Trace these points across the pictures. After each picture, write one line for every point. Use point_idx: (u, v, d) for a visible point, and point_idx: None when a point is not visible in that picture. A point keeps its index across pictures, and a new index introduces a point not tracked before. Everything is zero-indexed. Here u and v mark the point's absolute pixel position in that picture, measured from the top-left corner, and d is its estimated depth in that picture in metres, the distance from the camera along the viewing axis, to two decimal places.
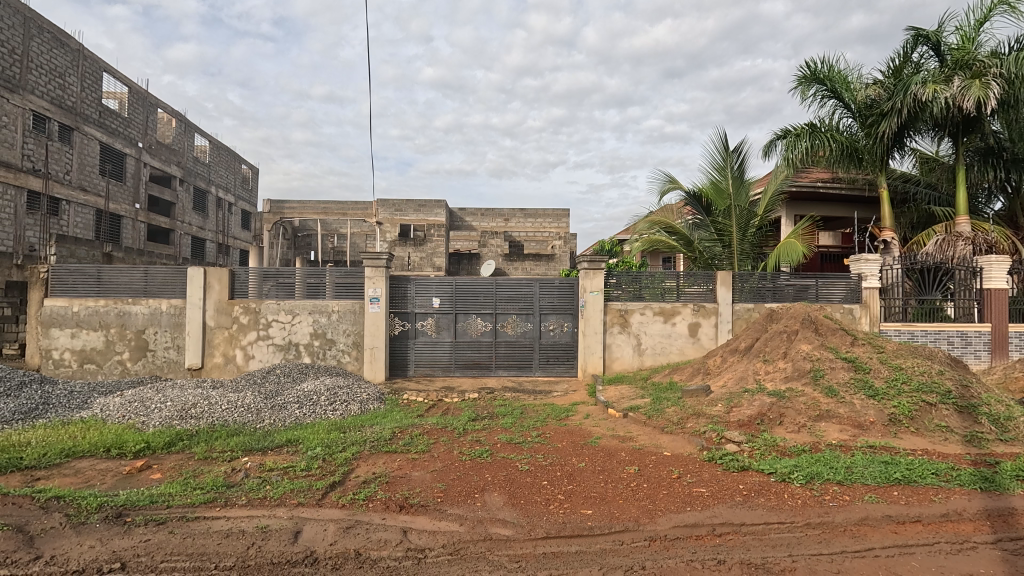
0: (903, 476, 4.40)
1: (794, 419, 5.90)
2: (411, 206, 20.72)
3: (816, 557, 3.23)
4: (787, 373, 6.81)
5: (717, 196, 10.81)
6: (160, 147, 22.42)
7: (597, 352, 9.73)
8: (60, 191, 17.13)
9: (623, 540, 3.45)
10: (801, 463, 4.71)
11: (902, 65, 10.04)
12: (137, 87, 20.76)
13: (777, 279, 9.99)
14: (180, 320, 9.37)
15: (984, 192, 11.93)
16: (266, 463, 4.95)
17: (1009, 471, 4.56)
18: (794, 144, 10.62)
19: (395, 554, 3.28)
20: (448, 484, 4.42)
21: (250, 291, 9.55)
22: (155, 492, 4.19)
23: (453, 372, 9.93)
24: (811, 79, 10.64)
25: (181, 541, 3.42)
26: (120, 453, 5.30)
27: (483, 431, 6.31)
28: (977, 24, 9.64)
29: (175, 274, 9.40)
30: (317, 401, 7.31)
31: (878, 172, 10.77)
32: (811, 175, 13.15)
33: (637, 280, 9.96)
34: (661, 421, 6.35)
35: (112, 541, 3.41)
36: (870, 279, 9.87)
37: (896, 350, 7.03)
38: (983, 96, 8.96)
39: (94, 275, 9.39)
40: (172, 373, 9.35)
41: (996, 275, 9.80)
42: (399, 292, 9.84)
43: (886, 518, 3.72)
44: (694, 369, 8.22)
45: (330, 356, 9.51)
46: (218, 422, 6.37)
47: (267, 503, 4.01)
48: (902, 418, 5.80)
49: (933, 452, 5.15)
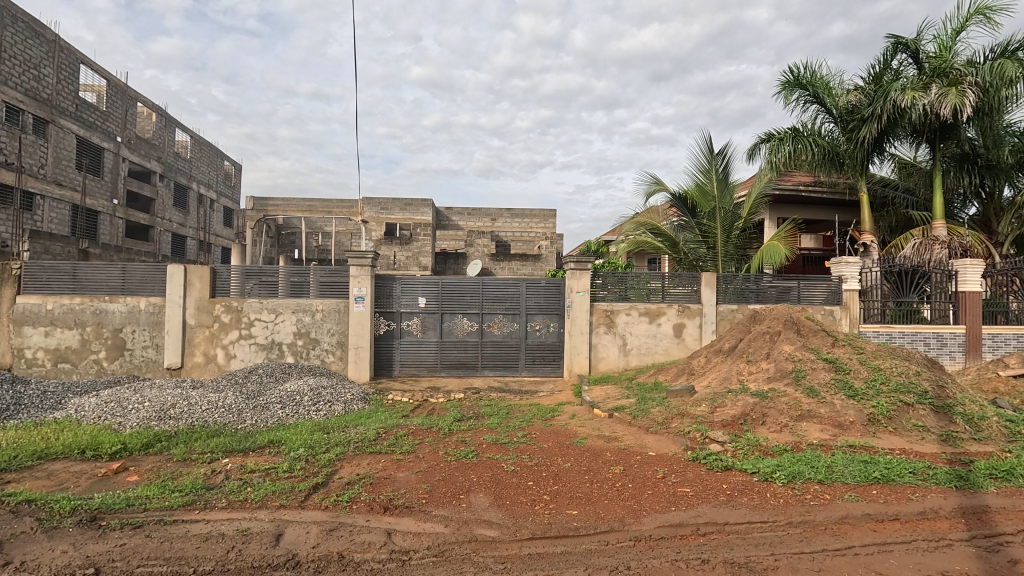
0: (882, 475, 4.48)
1: (776, 419, 5.99)
2: (398, 204, 20.63)
3: (799, 556, 3.26)
4: (770, 374, 6.91)
5: (702, 199, 10.93)
6: (139, 142, 21.96)
7: (583, 351, 9.76)
8: (33, 185, 16.66)
9: (608, 540, 3.46)
10: (783, 463, 4.77)
11: (881, 72, 10.29)
12: (116, 80, 20.22)
13: (760, 281, 10.14)
14: (160, 319, 9.17)
15: (959, 196, 12.22)
16: (248, 465, 4.85)
17: (983, 470, 4.69)
18: (777, 148, 10.80)
19: (379, 556, 3.24)
20: (432, 485, 4.39)
21: (232, 289, 9.38)
22: (133, 494, 4.09)
23: (439, 372, 9.87)
24: (794, 84, 10.83)
25: (157, 545, 3.33)
26: (96, 455, 5.16)
27: (469, 431, 6.28)
28: (954, 33, 9.89)
29: (155, 271, 9.19)
30: (300, 402, 7.19)
31: (858, 176, 10.96)
32: (793, 178, 13.36)
33: (624, 281, 10.00)
34: (647, 421, 6.39)
35: (86, 546, 3.31)
36: (850, 281, 10.09)
37: (874, 351, 7.17)
38: (959, 103, 9.22)
39: (70, 273, 9.15)
40: (151, 373, 9.15)
41: (971, 278, 10.05)
42: (385, 292, 9.76)
43: (865, 517, 3.78)
44: (679, 370, 8.30)
45: (314, 355, 9.39)
46: (198, 423, 6.24)
47: (248, 505, 3.93)
48: (881, 418, 5.91)
49: (911, 451, 5.25)
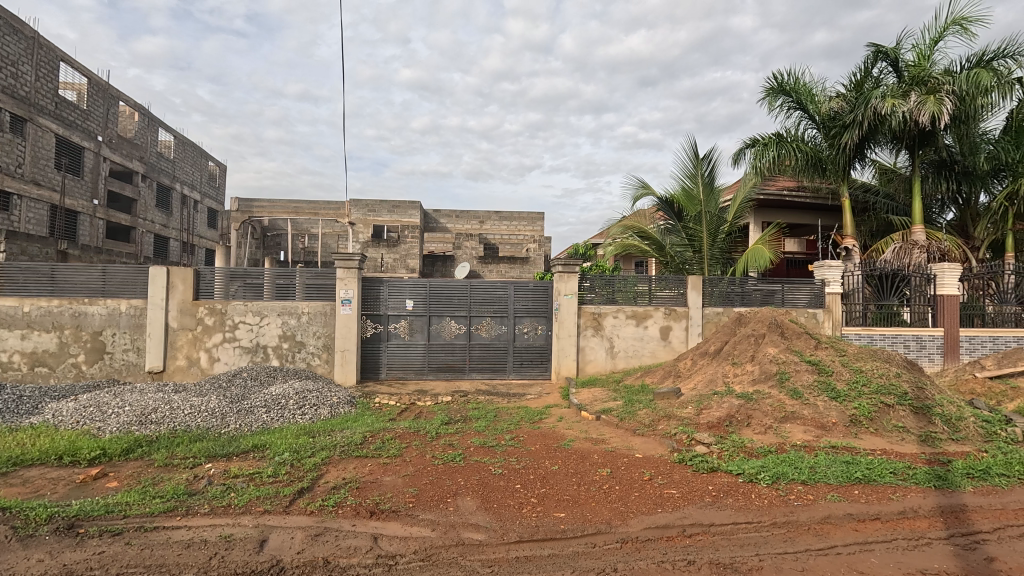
0: (863, 476, 4.55)
1: (761, 420, 6.06)
2: (386, 206, 20.52)
3: (783, 556, 3.30)
4: (754, 376, 6.98)
5: (688, 202, 11.04)
6: (121, 142, 21.56)
7: (571, 354, 9.79)
8: (10, 184, 16.29)
9: (595, 543, 3.47)
10: (767, 464, 4.82)
11: (862, 80, 10.51)
12: (97, 78, 19.85)
13: (745, 284, 10.27)
14: (141, 322, 9.00)
15: (937, 202, 12.50)
16: (231, 470, 4.79)
17: (961, 469, 4.79)
18: (762, 153, 10.95)
19: (365, 561, 3.21)
20: (420, 489, 4.36)
21: (216, 291, 9.25)
22: (112, 501, 4.00)
23: (426, 376, 9.83)
24: (778, 90, 11.00)
25: (138, 552, 3.27)
26: (74, 461, 5.06)
27: (457, 434, 6.26)
28: (932, 42, 10.13)
29: (136, 273, 9.03)
30: (285, 405, 7.11)
31: (840, 181, 11.17)
32: (778, 183, 13.56)
33: (611, 284, 10.06)
34: (633, 423, 6.41)
35: (63, 554, 3.24)
36: (832, 284, 10.26)
37: (856, 353, 7.31)
38: (937, 111, 9.44)
39: (47, 274, 8.93)
40: (132, 376, 8.98)
41: (949, 282, 10.27)
42: (372, 294, 9.69)
43: (848, 517, 3.84)
44: (666, 372, 8.36)
45: (300, 358, 9.30)
46: (180, 428, 6.14)
47: (232, 511, 3.87)
48: (863, 419, 6.01)
49: (891, 452, 5.35)
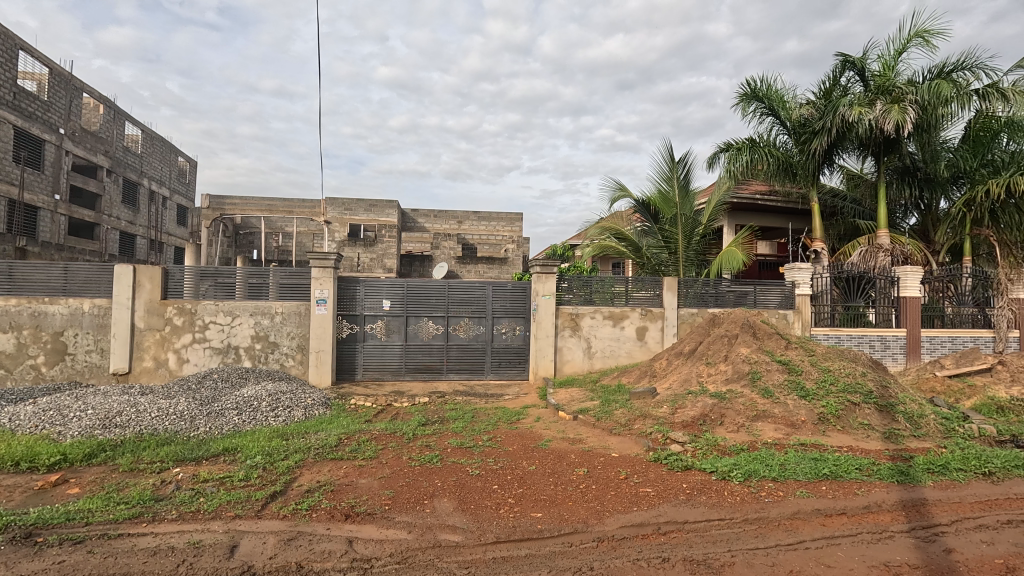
0: (830, 472, 4.69)
1: (733, 419, 6.20)
2: (362, 205, 20.25)
3: (754, 551, 3.38)
4: (727, 375, 7.13)
5: (664, 205, 11.21)
6: (84, 135, 20.76)
7: (549, 354, 9.83)
8: None
9: (572, 542, 3.49)
10: (739, 461, 4.93)
11: (831, 88, 10.84)
12: (59, 69, 19.07)
13: (719, 285, 10.48)
14: (105, 322, 8.69)
15: (901, 207, 12.98)
16: (200, 474, 4.66)
17: (922, 464, 4.97)
18: (736, 157, 11.19)
19: (339, 565, 3.16)
20: (396, 491, 4.32)
21: (186, 291, 9.00)
22: (73, 508, 3.85)
23: (403, 377, 9.74)
24: (751, 96, 11.27)
25: (101, 561, 3.15)
26: (32, 467, 4.85)
27: (434, 435, 6.22)
28: (896, 53, 10.51)
29: (100, 271, 8.71)
30: (258, 407, 6.96)
31: (810, 186, 11.50)
32: (750, 187, 13.88)
33: (589, 284, 10.14)
34: (610, 422, 6.48)
35: (20, 564, 3.10)
36: (802, 286, 10.55)
37: (825, 353, 7.53)
38: (901, 120, 9.79)
39: (4, 272, 8.55)
40: (95, 378, 8.66)
41: (911, 284, 10.66)
42: (348, 294, 9.56)
43: (816, 512, 3.96)
44: (642, 372, 8.47)
45: (273, 359, 9.11)
46: (147, 431, 5.95)
47: (201, 517, 3.77)
48: (830, 417, 6.19)
49: (857, 449, 5.52)
